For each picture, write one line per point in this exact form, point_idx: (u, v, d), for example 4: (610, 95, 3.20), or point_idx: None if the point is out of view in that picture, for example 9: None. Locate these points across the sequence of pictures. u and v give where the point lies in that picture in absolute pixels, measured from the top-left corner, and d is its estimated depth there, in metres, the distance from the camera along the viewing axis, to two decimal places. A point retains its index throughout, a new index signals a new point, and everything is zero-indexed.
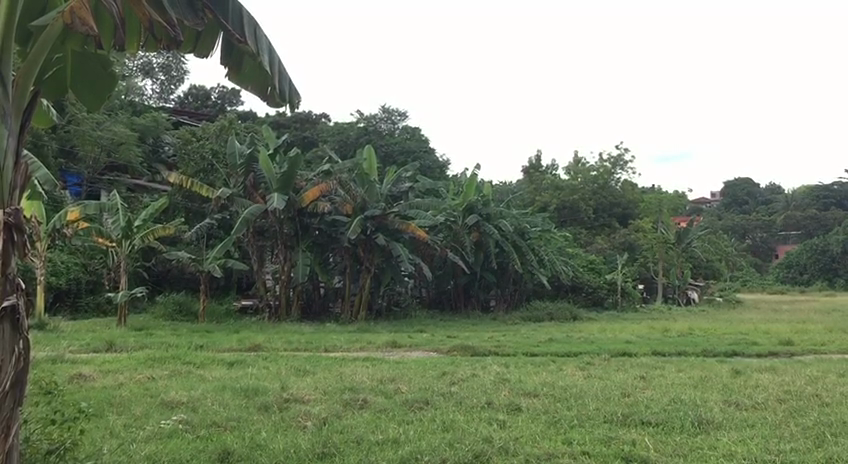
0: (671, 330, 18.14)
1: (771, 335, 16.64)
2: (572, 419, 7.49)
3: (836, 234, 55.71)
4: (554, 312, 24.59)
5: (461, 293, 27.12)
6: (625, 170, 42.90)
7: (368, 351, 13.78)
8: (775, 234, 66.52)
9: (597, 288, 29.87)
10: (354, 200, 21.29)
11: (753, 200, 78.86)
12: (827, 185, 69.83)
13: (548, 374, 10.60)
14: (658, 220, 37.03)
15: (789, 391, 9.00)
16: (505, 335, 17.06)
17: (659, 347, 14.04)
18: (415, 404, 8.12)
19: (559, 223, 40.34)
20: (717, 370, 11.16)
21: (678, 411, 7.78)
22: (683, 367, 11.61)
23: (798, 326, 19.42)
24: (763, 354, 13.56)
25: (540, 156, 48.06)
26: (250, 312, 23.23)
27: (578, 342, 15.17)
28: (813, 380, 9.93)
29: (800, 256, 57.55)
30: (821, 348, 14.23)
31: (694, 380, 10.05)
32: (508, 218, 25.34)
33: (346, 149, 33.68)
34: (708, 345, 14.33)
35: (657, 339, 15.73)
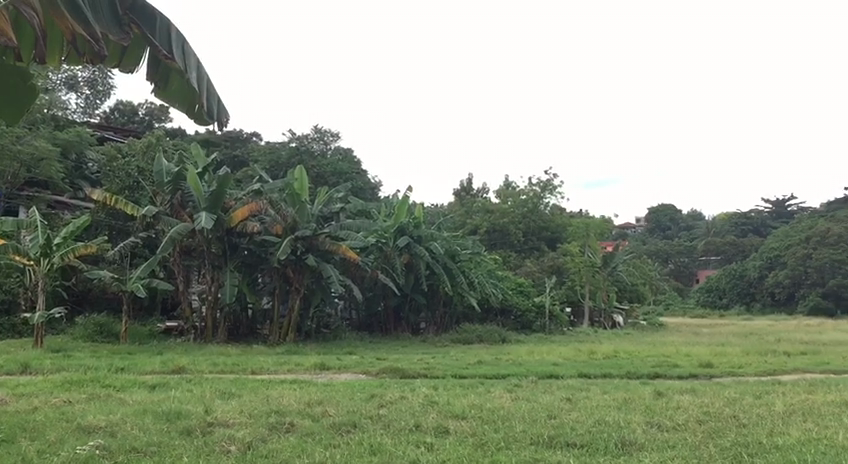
0: (597, 352, 18.46)
1: (693, 357, 17.09)
2: (499, 441, 7.53)
3: (753, 260, 58.02)
4: (483, 335, 24.73)
5: (391, 315, 27.07)
6: (554, 195, 43.85)
7: (296, 374, 13.59)
8: (696, 259, 68.68)
9: (525, 311, 30.24)
10: (284, 220, 21.07)
11: (675, 226, 81.32)
12: (745, 212, 72.65)
13: (476, 396, 10.64)
14: (585, 245, 37.80)
15: (708, 413, 9.25)
16: (434, 357, 17.10)
17: (585, 370, 14.28)
18: (342, 427, 8.03)
19: (489, 246, 40.81)
20: (640, 392, 11.38)
21: (602, 433, 7.91)
22: (607, 389, 11.81)
23: (718, 349, 20.00)
24: (684, 376, 13.93)
25: (471, 179, 48.58)
26: (175, 333, 22.65)
27: (506, 364, 15.28)
28: (731, 401, 10.24)
29: (719, 281, 59.61)
30: (738, 370, 14.70)
31: (618, 402, 10.23)
32: (439, 240, 25.46)
33: (277, 169, 33.40)
34: (632, 368, 14.65)
35: (583, 361, 15.97)
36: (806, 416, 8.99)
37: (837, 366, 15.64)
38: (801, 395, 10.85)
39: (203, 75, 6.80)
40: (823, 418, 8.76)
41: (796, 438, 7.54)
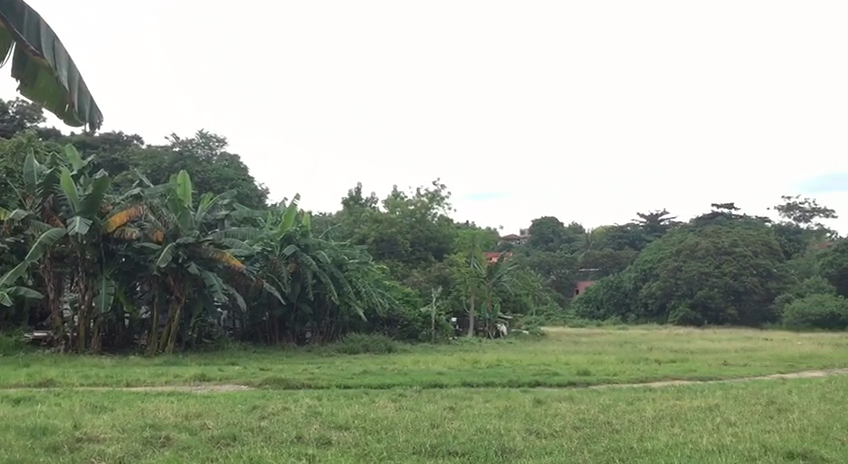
0: (481, 361, 18.77)
1: (571, 366, 17.65)
2: (381, 451, 7.53)
3: (629, 271, 61.03)
4: (370, 344, 24.70)
5: (276, 325, 26.62)
6: (441, 205, 44.63)
7: (174, 385, 13.14)
8: (576, 271, 70.79)
9: (411, 321, 30.42)
10: (165, 226, 20.38)
11: (557, 238, 83.95)
12: (622, 226, 75.94)
13: (360, 406, 10.61)
14: (471, 255, 38.49)
15: (584, 419, 9.58)
16: (319, 367, 16.93)
17: (469, 378, 14.49)
18: (221, 440, 7.82)
19: (378, 256, 40.48)
20: (520, 400, 11.66)
21: (483, 441, 8.05)
22: (490, 397, 12.04)
23: (595, 357, 20.76)
24: (562, 384, 14.37)
25: (360, 189, 48.55)
26: (43, 345, 21.47)
27: (392, 374, 15.30)
28: (605, 408, 10.65)
29: (597, 292, 61.86)
30: (613, 378, 15.31)
31: (499, 410, 10.44)
32: (326, 249, 25.30)
33: (159, 174, 32.32)
34: (514, 376, 15.00)
35: (467, 370, 16.20)
36: (673, 420, 9.46)
37: (703, 373, 16.55)
38: (669, 401, 11.42)
39: (72, 73, 6.75)
40: (689, 422, 9.25)
41: (664, 442, 7.93)
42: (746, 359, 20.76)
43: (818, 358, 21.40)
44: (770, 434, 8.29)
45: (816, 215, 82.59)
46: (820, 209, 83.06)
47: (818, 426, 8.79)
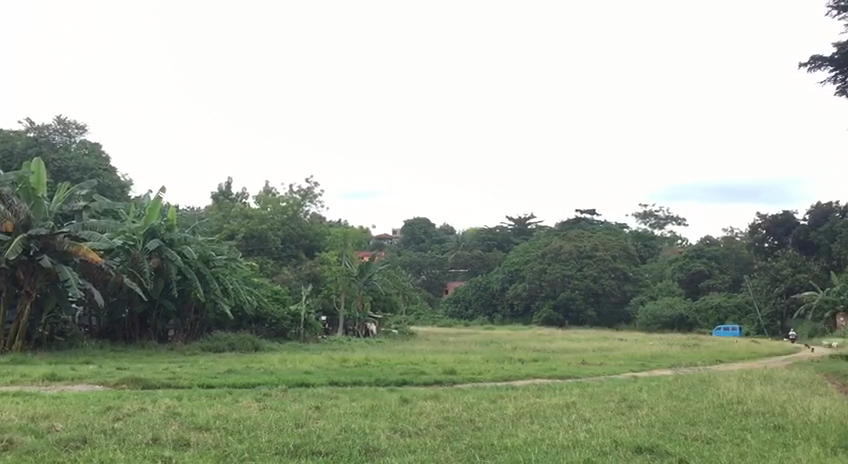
0: (350, 361, 18.71)
1: (438, 365, 17.90)
2: (243, 452, 7.36)
3: (496, 273, 62.85)
4: (236, 343, 24.13)
5: (136, 322, 25.53)
6: (314, 203, 44.47)
7: (20, 385, 12.33)
8: (446, 271, 71.92)
9: (279, 320, 29.95)
10: (16, 216, 19.20)
11: (428, 238, 85.09)
12: (492, 229, 78.06)
13: (222, 406, 10.33)
14: (342, 254, 38.41)
15: (448, 417, 9.72)
16: (182, 366, 16.38)
17: (336, 378, 14.42)
18: (70, 443, 7.40)
19: (247, 252, 39.59)
20: (387, 399, 11.72)
21: (347, 440, 8.02)
22: (356, 396, 12.01)
23: (461, 356, 21.14)
24: (429, 383, 14.54)
25: (230, 183, 47.34)
26: None
27: (257, 373, 15.01)
28: (469, 406, 10.87)
29: (466, 292, 63.11)
30: (478, 376, 15.65)
31: (364, 409, 10.45)
32: (193, 244, 24.56)
33: (10, 160, 30.31)
34: (381, 375, 15.04)
35: (334, 369, 16.12)
36: (533, 418, 9.76)
37: (563, 372, 17.21)
38: (530, 399, 11.78)
39: None
40: (548, 419, 9.57)
41: (523, 439, 8.18)
42: (602, 358, 21.75)
43: (666, 358, 22.72)
44: (621, 429, 8.71)
45: (669, 222, 87.82)
46: (672, 217, 88.37)
47: (664, 421, 9.32)
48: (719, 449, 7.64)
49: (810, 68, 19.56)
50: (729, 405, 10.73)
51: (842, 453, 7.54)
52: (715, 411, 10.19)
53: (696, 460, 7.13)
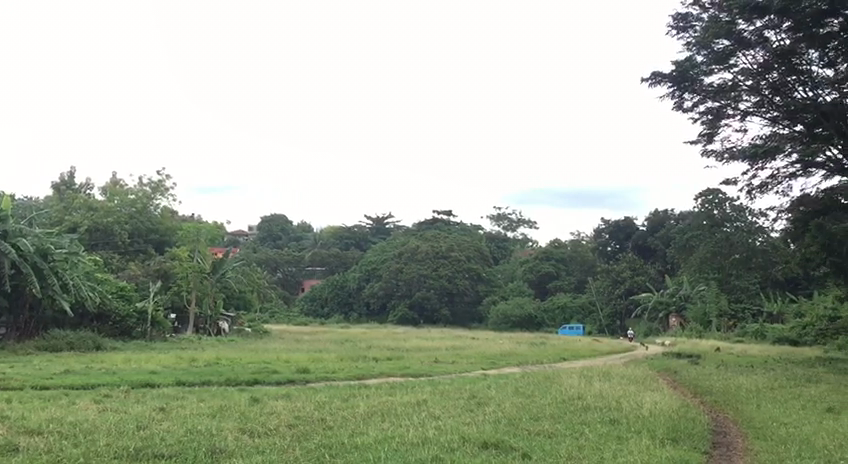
0: (199, 360, 18.15)
1: (291, 364, 17.68)
2: (77, 458, 6.97)
3: (353, 272, 62.84)
4: (75, 342, 22.82)
5: None
6: (165, 197, 42.92)
7: None
8: (302, 269, 71.24)
9: (124, 317, 28.62)
10: None
11: (286, 236, 84.14)
12: (350, 228, 78.43)
13: (58, 409, 9.73)
14: (194, 250, 37.25)
15: (298, 417, 9.63)
16: (13, 367, 15.29)
17: (183, 378, 13.95)
18: None
19: (90, 246, 37.43)
20: (236, 399, 11.46)
21: (193, 442, 7.77)
22: (204, 397, 11.65)
23: (314, 356, 20.99)
24: (281, 382, 14.34)
25: (73, 173, 44.75)
26: None
27: (98, 373, 14.25)
28: (321, 405, 10.81)
29: (322, 290, 62.70)
30: (332, 375, 15.59)
31: (212, 410, 10.16)
32: (29, 237, 23.08)
33: None
34: (232, 375, 14.66)
35: (182, 369, 15.58)
36: (384, 416, 9.83)
37: (415, 370, 17.44)
38: (381, 397, 11.88)
39: None
40: (399, 417, 9.66)
41: (374, 437, 8.21)
42: (453, 357, 22.26)
43: (514, 356, 23.52)
44: (468, 426, 8.92)
45: (521, 225, 91.15)
46: (524, 220, 91.78)
47: (510, 417, 9.65)
48: (559, 443, 7.99)
49: (650, 83, 20.83)
50: (570, 400, 11.27)
51: (670, 445, 8.08)
52: (557, 406, 10.66)
53: (538, 454, 7.42)
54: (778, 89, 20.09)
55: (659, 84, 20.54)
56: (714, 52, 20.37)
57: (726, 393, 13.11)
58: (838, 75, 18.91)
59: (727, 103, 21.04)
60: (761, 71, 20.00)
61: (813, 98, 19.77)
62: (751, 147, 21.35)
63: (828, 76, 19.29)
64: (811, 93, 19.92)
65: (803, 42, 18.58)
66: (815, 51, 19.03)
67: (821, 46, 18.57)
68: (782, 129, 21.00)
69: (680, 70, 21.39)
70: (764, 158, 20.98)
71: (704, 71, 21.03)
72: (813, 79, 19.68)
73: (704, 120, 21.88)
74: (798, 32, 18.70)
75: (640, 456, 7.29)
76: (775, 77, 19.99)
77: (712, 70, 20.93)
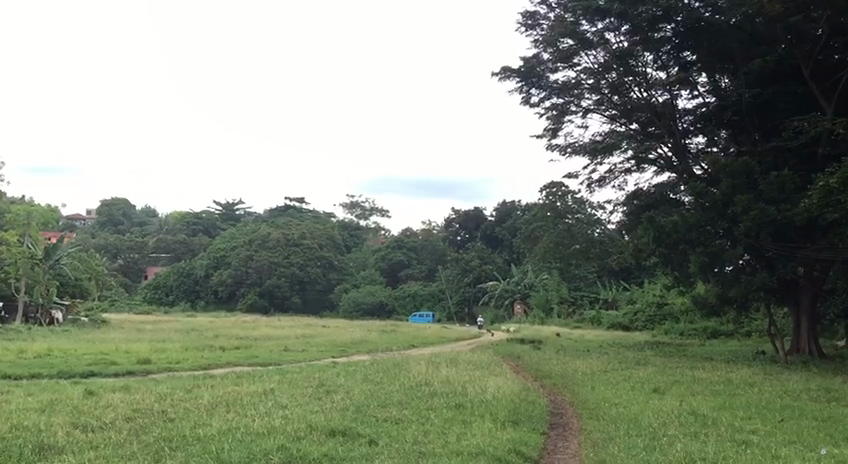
0: (28, 351, 16.96)
1: (132, 354, 16.90)
2: None
3: (201, 259, 60.88)
4: None
5: None
6: None
7: None
8: (146, 255, 68.06)
9: None
10: None
11: (128, 221, 80.31)
12: (198, 214, 76.08)
13: None
14: (25, 234, 34.78)
15: (137, 410, 9.21)
16: None
17: (11, 370, 13.01)
18: None
19: None
20: (69, 392, 10.81)
21: (18, 440, 7.26)
22: (32, 391, 10.91)
23: (156, 346, 20.14)
24: (120, 374, 13.69)
25: None
26: None
27: None
28: (162, 396, 10.40)
29: (167, 278, 60.29)
30: (175, 365, 15.05)
31: (42, 404, 9.53)
32: None
33: None
34: (65, 367, 13.82)
35: (9, 361, 14.51)
36: (229, 406, 9.60)
37: (263, 359, 17.15)
38: (227, 387, 11.60)
39: None
40: (244, 407, 9.46)
41: (217, 428, 7.99)
42: (303, 345, 22.09)
43: (364, 343, 23.62)
44: (316, 414, 8.87)
45: (373, 214, 91.69)
46: (377, 209, 92.38)
47: (358, 404, 9.67)
48: (405, 429, 8.11)
49: (501, 77, 21.47)
50: (418, 387, 11.46)
51: (511, 427, 8.41)
52: (405, 392, 10.82)
53: (385, 440, 7.50)
54: (616, 89, 21.12)
55: (508, 80, 21.21)
56: (558, 51, 21.18)
57: (564, 376, 13.80)
58: (669, 78, 20.13)
59: (571, 100, 22.11)
60: (601, 71, 21.08)
61: (647, 99, 20.88)
62: (591, 143, 22.51)
63: (661, 78, 20.39)
64: (645, 94, 20.94)
65: (639, 44, 19.82)
66: (650, 53, 20.08)
67: (656, 49, 19.74)
68: (619, 126, 22.36)
69: (527, 66, 22.16)
70: (602, 153, 22.19)
71: (549, 69, 21.91)
72: (648, 81, 20.50)
73: (549, 116, 22.83)
74: (636, 35, 19.77)
75: (482, 439, 7.53)
76: (614, 78, 20.99)
77: (557, 68, 21.84)
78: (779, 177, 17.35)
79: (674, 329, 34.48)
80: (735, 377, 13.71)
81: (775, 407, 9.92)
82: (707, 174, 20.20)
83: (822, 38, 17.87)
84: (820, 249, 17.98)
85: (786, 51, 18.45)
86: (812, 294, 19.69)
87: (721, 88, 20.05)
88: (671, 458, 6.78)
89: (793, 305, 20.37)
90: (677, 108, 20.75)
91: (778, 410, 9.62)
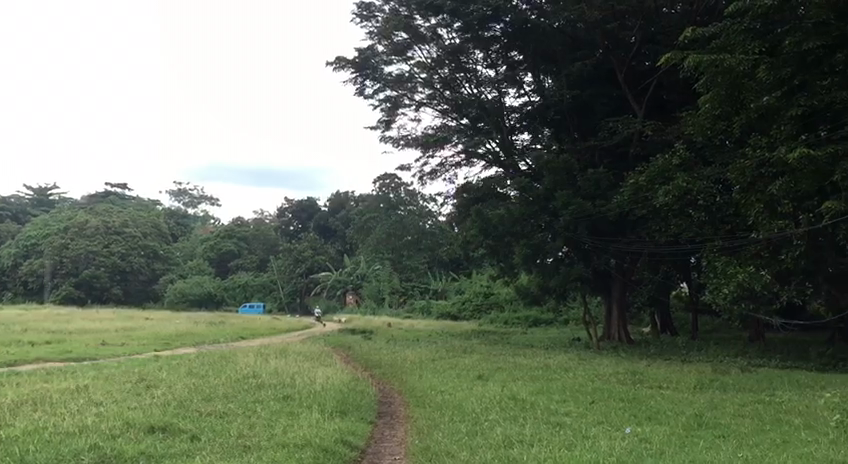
0: None
1: None
2: None
3: (8, 247, 56.34)
4: None
5: None
6: None
7: None
8: None
9: None
10: None
11: None
12: (5, 199, 70.34)
13: None
14: None
15: None
16: None
17: None
18: None
19: None
20: None
21: None
22: None
23: None
24: None
25: None
26: None
27: None
28: None
29: None
30: None
31: None
32: None
33: None
34: None
35: None
36: (36, 405, 8.94)
37: (78, 354, 16.14)
38: (36, 385, 10.81)
39: None
40: (52, 406, 8.84)
41: (21, 429, 7.41)
42: (122, 338, 20.97)
43: (190, 336, 22.73)
44: (135, 410, 8.45)
45: (202, 202, 88.77)
46: (206, 197, 89.48)
47: (180, 399, 9.31)
48: (231, 423, 7.90)
49: (335, 67, 21.37)
50: (244, 379, 11.20)
51: (339, 417, 8.41)
52: (230, 386, 10.54)
53: (207, 435, 7.27)
54: (448, 84, 21.74)
55: (343, 70, 21.16)
56: (393, 44, 21.37)
57: (393, 366, 13.99)
58: (498, 76, 21.07)
59: (404, 93, 22.39)
60: (434, 66, 21.50)
61: (476, 95, 21.58)
62: (424, 136, 22.96)
63: (490, 76, 21.31)
64: (475, 91, 21.68)
65: (470, 42, 20.40)
66: (480, 51, 20.90)
67: (485, 48, 20.52)
68: (450, 121, 22.86)
69: (362, 57, 22.15)
70: (434, 147, 22.67)
71: (384, 61, 22.05)
72: (477, 78, 21.45)
73: (383, 108, 23.01)
74: (467, 33, 20.28)
75: (308, 430, 7.47)
76: (446, 73, 21.58)
77: (391, 60, 22.01)
78: (595, 174, 18.48)
79: (499, 318, 35.91)
80: (553, 363, 14.48)
81: (587, 389, 10.58)
82: (531, 169, 21.17)
83: (634, 45, 19.22)
84: (630, 242, 19.35)
85: (603, 56, 19.68)
86: (622, 284, 21.17)
87: (545, 87, 20.97)
88: (491, 442, 7.05)
89: (605, 294, 21.80)
90: (504, 105, 21.57)
91: (589, 392, 10.27)
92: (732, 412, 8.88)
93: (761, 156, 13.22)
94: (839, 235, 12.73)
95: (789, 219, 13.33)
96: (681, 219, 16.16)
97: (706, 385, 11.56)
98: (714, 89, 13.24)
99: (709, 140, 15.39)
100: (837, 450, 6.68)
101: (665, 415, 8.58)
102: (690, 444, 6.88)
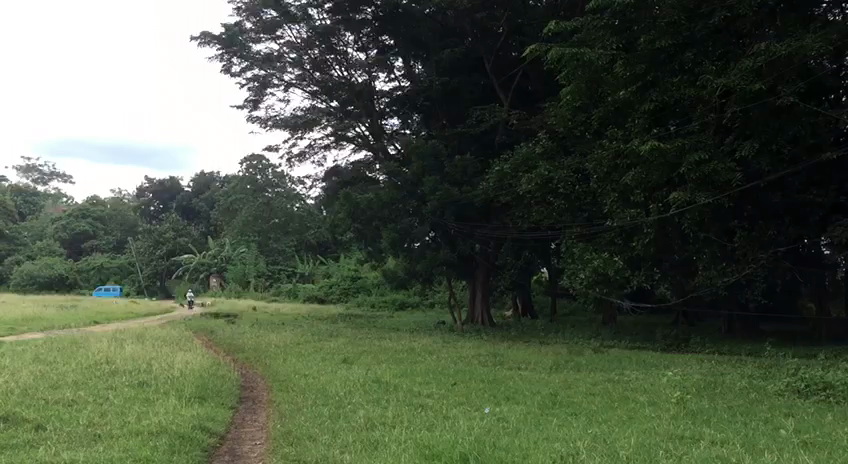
0: None
1: None
2: None
3: None
4: None
5: None
6: None
7: None
8: None
9: None
10: None
11: None
12: None
13: None
14: None
15: None
16: None
17: None
18: None
19: None
20: None
21: None
22: None
23: None
24: None
25: None
26: None
27: None
28: None
29: None
30: None
31: None
32: None
33: None
34: None
35: None
36: None
37: None
38: None
39: None
40: None
41: None
42: None
43: (38, 321, 21.41)
44: None
45: (53, 179, 83.78)
46: (57, 174, 84.51)
47: (24, 387, 8.75)
48: (80, 411, 7.52)
49: (200, 42, 20.65)
50: (96, 366, 10.67)
51: (198, 403, 8.17)
52: (81, 372, 10.03)
53: (53, 424, 6.87)
54: (318, 66, 21.51)
55: (209, 45, 20.47)
56: (262, 21, 20.87)
57: (255, 350, 13.71)
58: (368, 60, 20.98)
59: (273, 73, 21.92)
60: (304, 47, 21.19)
61: (347, 78, 21.44)
62: (292, 117, 22.55)
63: (360, 59, 21.21)
64: (346, 73, 21.53)
65: (341, 24, 20.20)
66: (351, 34, 20.77)
67: (357, 30, 20.41)
68: (319, 102, 22.56)
69: (229, 33, 21.46)
70: (302, 128, 22.35)
71: (252, 38, 21.49)
72: (348, 61, 21.33)
73: (251, 87, 22.45)
74: (338, 15, 20.11)
75: (164, 417, 7.21)
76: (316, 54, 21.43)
77: (260, 38, 21.50)
78: (462, 161, 18.81)
79: (365, 302, 35.97)
80: (417, 346, 14.65)
81: (450, 372, 10.78)
82: (400, 154, 21.32)
83: (502, 36, 19.72)
84: (494, 228, 19.85)
85: (472, 45, 20.03)
86: (486, 269, 21.68)
87: (415, 73, 21.14)
88: (353, 425, 7.05)
89: (471, 278, 22.28)
90: (374, 89, 21.46)
91: (451, 375, 10.50)
92: (585, 391, 9.31)
93: (617, 147, 13.87)
94: (684, 223, 13.59)
95: (641, 209, 14.08)
96: (542, 207, 16.75)
97: (563, 366, 12.06)
98: (576, 81, 13.78)
99: (570, 131, 15.99)
100: (677, 425, 7.12)
101: (522, 395, 8.87)
102: (544, 422, 7.15)
